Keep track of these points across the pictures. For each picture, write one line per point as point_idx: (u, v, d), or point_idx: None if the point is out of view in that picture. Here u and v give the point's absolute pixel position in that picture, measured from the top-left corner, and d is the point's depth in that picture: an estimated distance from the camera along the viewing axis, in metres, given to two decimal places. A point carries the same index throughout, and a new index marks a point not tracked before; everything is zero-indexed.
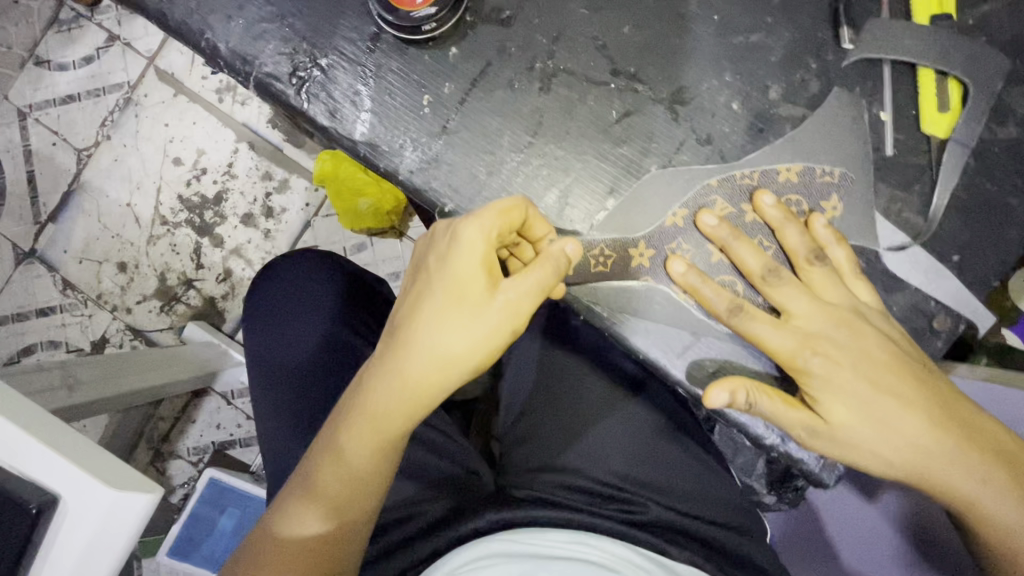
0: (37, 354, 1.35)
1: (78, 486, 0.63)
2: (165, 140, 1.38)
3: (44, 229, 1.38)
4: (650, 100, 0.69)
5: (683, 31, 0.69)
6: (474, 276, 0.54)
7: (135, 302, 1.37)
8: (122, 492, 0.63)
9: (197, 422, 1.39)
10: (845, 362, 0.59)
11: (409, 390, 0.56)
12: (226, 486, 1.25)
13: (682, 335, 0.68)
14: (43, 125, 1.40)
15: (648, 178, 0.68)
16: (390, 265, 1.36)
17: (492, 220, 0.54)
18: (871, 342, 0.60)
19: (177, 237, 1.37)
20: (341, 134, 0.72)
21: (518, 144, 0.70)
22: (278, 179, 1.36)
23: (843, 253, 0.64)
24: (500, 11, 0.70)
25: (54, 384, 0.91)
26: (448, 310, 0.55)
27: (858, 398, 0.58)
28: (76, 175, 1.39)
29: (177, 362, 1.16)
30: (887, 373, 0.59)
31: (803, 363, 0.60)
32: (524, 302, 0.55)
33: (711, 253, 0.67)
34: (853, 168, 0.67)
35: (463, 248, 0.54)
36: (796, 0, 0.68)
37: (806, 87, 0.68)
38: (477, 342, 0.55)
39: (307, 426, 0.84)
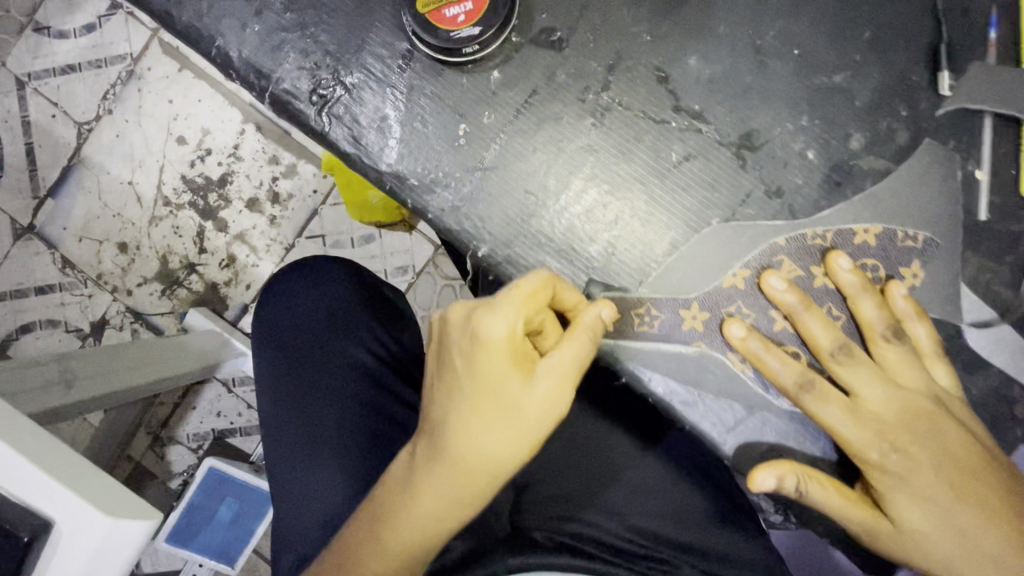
0: (36, 333, 1.21)
1: (70, 513, 0.52)
2: (168, 117, 1.23)
3: (44, 204, 1.23)
4: (716, 143, 0.61)
5: (757, 66, 0.61)
6: (506, 371, 0.49)
7: (136, 285, 1.22)
8: (122, 518, 0.52)
9: (197, 409, 1.23)
10: (926, 462, 0.54)
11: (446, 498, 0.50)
12: (227, 477, 1.11)
13: (734, 409, 0.62)
14: (43, 95, 1.23)
15: (707, 232, 0.61)
16: (398, 258, 1.22)
17: (515, 308, 0.49)
18: (955, 440, 0.55)
19: (181, 219, 1.22)
20: (367, 163, 0.65)
21: (563, 185, 0.63)
22: (285, 164, 1.21)
23: (924, 330, 0.58)
24: (550, 32, 0.62)
25: (49, 379, 0.80)
26: (483, 411, 0.49)
27: (936, 504, 0.54)
28: (76, 149, 1.23)
29: (179, 352, 1.00)
30: (968, 477, 0.54)
31: (877, 458, 0.55)
32: (564, 389, 0.50)
33: (774, 320, 0.60)
34: (941, 233, 0.60)
35: (489, 344, 0.48)
36: (888, 39, 0.60)
37: (893, 137, 0.60)
38: (518, 441, 0.49)
39: (318, 454, 0.75)
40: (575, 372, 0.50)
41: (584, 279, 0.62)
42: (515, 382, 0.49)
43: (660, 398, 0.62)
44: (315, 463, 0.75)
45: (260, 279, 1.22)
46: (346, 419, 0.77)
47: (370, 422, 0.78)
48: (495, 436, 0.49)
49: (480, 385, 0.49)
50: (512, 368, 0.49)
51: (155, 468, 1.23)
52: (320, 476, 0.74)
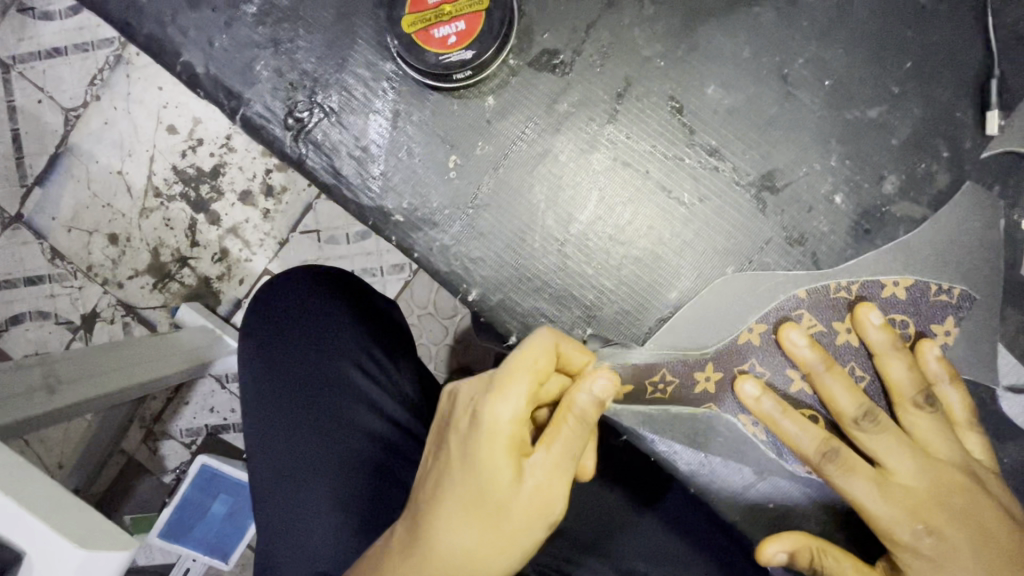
0: (26, 325, 1.14)
1: (26, 543, 0.39)
2: (159, 105, 1.14)
3: (31, 194, 1.14)
4: (733, 182, 0.55)
5: (784, 98, 0.55)
6: (500, 465, 0.42)
7: (127, 277, 1.13)
8: (92, 549, 0.39)
9: (191, 404, 1.12)
10: (962, 546, 0.47)
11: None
12: (221, 475, 1.01)
13: (743, 473, 0.57)
14: (28, 80, 1.14)
15: (720, 282, 0.55)
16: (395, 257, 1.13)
17: (518, 388, 0.42)
18: (989, 518, 0.49)
19: (171, 211, 1.13)
20: (347, 195, 0.59)
21: (564, 224, 0.57)
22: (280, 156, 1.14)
23: (958, 396, 0.52)
24: (553, 54, 0.56)
25: (32, 385, 0.71)
26: (470, 511, 0.42)
27: None
28: (64, 136, 1.14)
29: (168, 350, 0.91)
30: (1009, 567, 0.48)
31: (910, 540, 0.47)
32: (561, 484, 0.43)
33: (790, 379, 0.55)
34: (981, 288, 0.53)
35: (486, 430, 0.42)
36: (931, 70, 0.53)
37: (931, 180, 0.54)
38: (508, 546, 0.42)
39: (298, 487, 0.69)
40: (572, 464, 0.43)
41: (583, 330, 0.57)
42: (507, 476, 0.42)
43: (666, 460, 0.58)
44: (296, 496, 0.69)
45: (255, 274, 1.12)
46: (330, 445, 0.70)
47: (358, 449, 0.70)
48: (482, 541, 0.42)
49: (470, 480, 0.42)
50: (507, 460, 0.42)
51: (147, 463, 1.11)
52: (302, 509, 0.68)
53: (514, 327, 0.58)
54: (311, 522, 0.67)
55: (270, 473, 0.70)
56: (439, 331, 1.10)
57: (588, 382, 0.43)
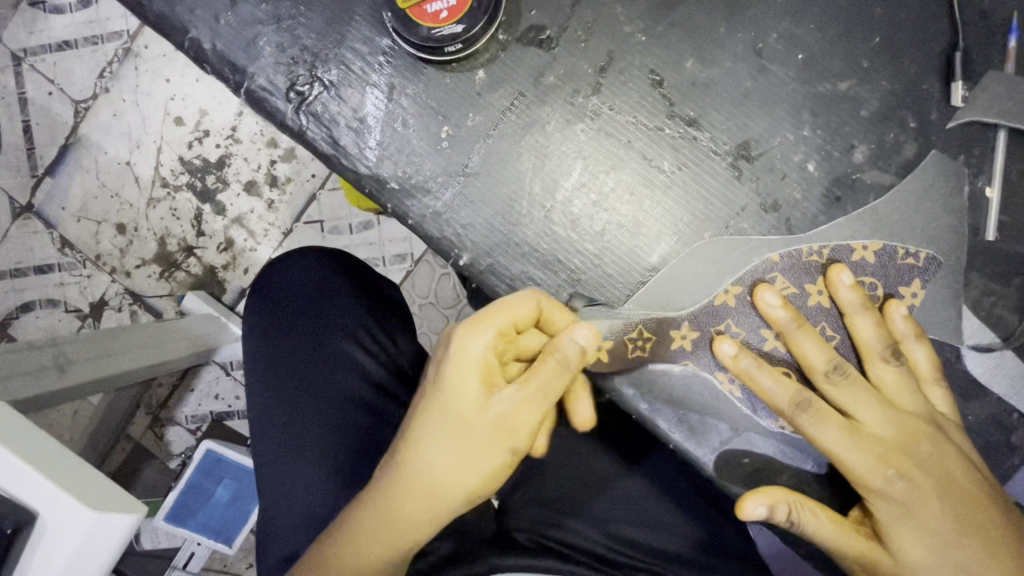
0: (36, 312, 1.18)
1: (48, 507, 0.50)
2: (166, 98, 1.17)
3: (41, 184, 1.18)
4: (711, 153, 0.58)
5: (759, 70, 0.57)
6: (470, 388, 0.49)
7: (134, 267, 1.18)
8: (104, 512, 0.51)
9: (196, 392, 1.16)
10: (930, 490, 0.51)
11: (398, 514, 0.51)
12: (225, 459, 1.05)
13: (720, 429, 0.60)
14: (39, 72, 1.18)
15: (698, 246, 0.58)
16: (397, 246, 1.17)
17: (490, 322, 0.49)
18: (957, 467, 0.52)
19: (178, 201, 1.17)
20: (347, 166, 0.62)
21: (549, 191, 0.60)
22: (283, 148, 1.16)
23: (922, 351, 0.55)
24: (539, 29, 0.59)
25: (42, 364, 0.77)
26: (445, 426, 0.50)
27: (938, 536, 0.50)
28: (73, 128, 1.18)
29: (173, 335, 0.94)
30: (971, 508, 0.51)
31: (881, 486, 0.51)
32: (524, 413, 0.49)
33: (765, 338, 0.57)
34: (945, 251, 0.56)
35: (461, 357, 0.49)
36: (900, 43, 0.56)
37: (899, 150, 0.56)
38: (473, 463, 0.49)
39: (305, 448, 0.73)
40: (539, 401, 0.49)
41: (568, 292, 0.60)
42: (477, 397, 0.49)
43: (647, 420, 0.60)
44: (302, 455, 0.73)
45: (259, 263, 1.17)
46: (334, 412, 0.75)
47: (358, 417, 0.76)
48: (450, 453, 0.49)
49: (443, 398, 0.50)
50: (473, 383, 0.49)
51: (153, 449, 1.15)
52: (306, 470, 0.72)
53: (503, 291, 0.61)
54: (319, 480, 0.72)
55: (277, 433, 0.74)
56: (440, 322, 1.17)
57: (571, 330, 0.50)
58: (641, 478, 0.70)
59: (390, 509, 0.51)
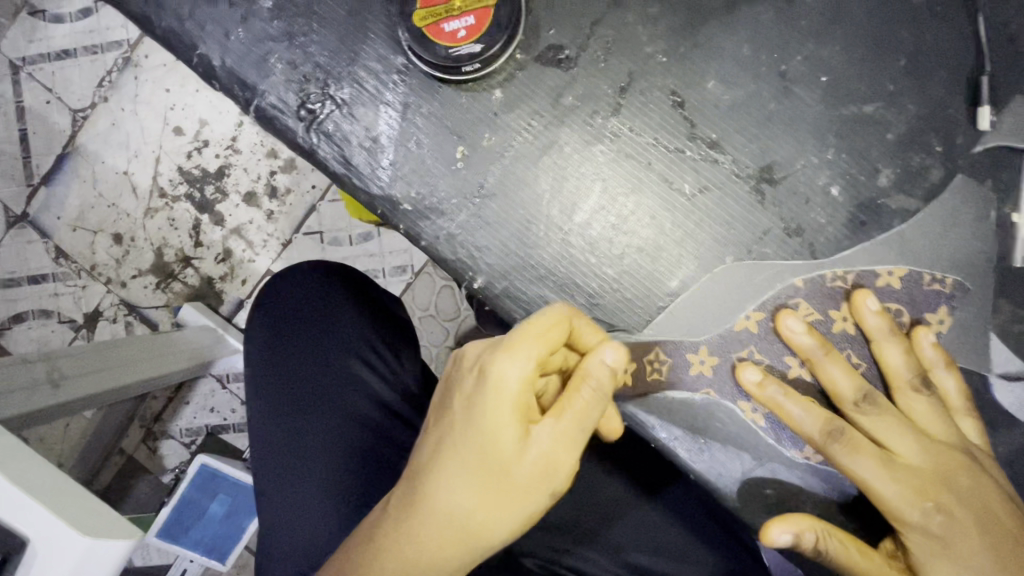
0: (29, 323, 1.15)
1: (35, 532, 0.45)
2: (165, 108, 1.16)
3: (37, 194, 1.16)
4: (733, 175, 0.57)
5: (782, 93, 0.56)
6: (507, 424, 0.46)
7: (130, 277, 1.15)
8: (96, 539, 0.46)
9: (191, 404, 1.14)
10: (968, 524, 0.49)
11: (428, 560, 0.48)
12: (220, 476, 1.02)
13: (743, 458, 0.58)
14: (37, 81, 1.16)
15: (720, 271, 0.57)
16: (398, 258, 1.15)
17: (528, 353, 0.46)
18: (994, 500, 0.50)
19: (176, 212, 1.15)
20: (358, 185, 0.60)
21: (567, 214, 0.58)
22: (284, 158, 1.14)
23: (953, 380, 0.53)
24: (559, 49, 0.58)
25: (36, 379, 0.73)
26: (477, 465, 0.47)
27: (977, 573, 0.48)
28: (71, 137, 1.16)
29: (169, 349, 0.93)
30: (1011, 544, 0.49)
31: (918, 520, 0.49)
32: (567, 451, 0.47)
33: (790, 365, 0.56)
34: (973, 277, 0.55)
35: (499, 389, 0.46)
36: (926, 66, 0.55)
37: (925, 174, 0.55)
38: (509, 506, 0.47)
39: (310, 473, 0.71)
40: (579, 437, 0.47)
41: (585, 317, 0.59)
42: (514, 435, 0.46)
43: (667, 448, 0.58)
44: (307, 480, 0.70)
45: (258, 275, 1.15)
46: (338, 435, 0.73)
47: (362, 438, 0.73)
48: (485, 496, 0.47)
49: (480, 433, 0.47)
50: (514, 420, 0.46)
51: (146, 463, 1.12)
52: (308, 496, 0.70)
53: (518, 314, 0.59)
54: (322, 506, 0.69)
55: (283, 456, 0.72)
56: (440, 335, 1.14)
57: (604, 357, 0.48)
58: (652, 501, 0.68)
59: (421, 557, 0.48)
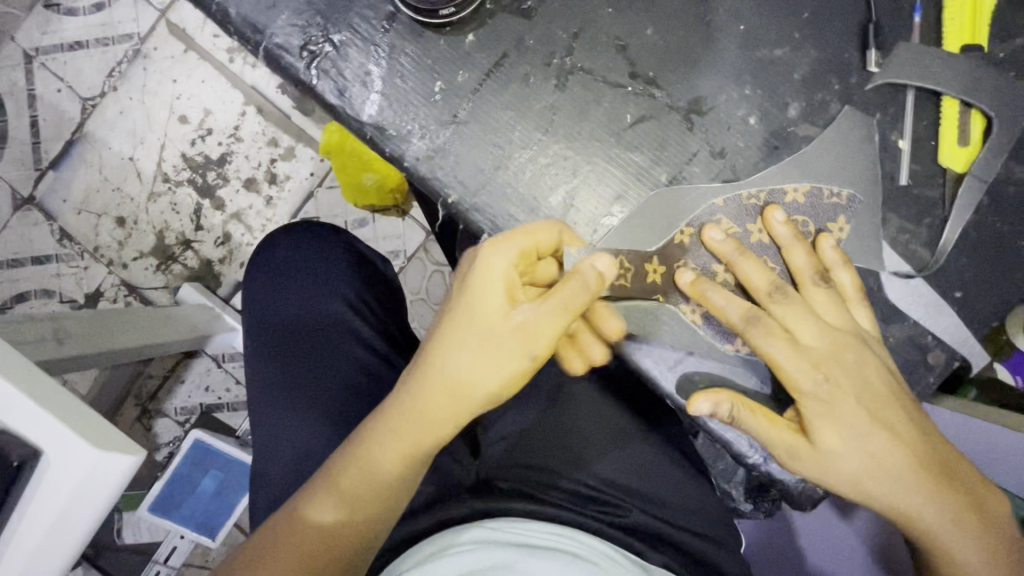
0: (30, 302, 1.29)
1: (58, 444, 0.60)
2: (171, 97, 1.31)
3: (44, 176, 1.31)
4: (667, 107, 0.67)
5: (707, 39, 0.67)
6: (497, 297, 0.57)
7: (132, 259, 1.30)
8: (104, 449, 0.60)
9: (186, 382, 1.31)
10: (850, 390, 0.59)
11: (428, 411, 0.57)
12: (211, 448, 1.18)
13: (674, 352, 0.68)
14: (49, 70, 1.31)
15: (655, 193, 0.67)
16: (390, 243, 1.31)
17: (514, 244, 0.57)
18: (875, 376, 0.60)
19: (178, 197, 1.30)
20: (349, 114, 0.70)
21: (527, 140, 0.69)
22: (283, 147, 1.30)
23: (849, 278, 0.63)
24: (521, 1, 0.68)
25: (43, 335, 0.84)
26: (470, 332, 0.57)
27: (856, 430, 0.58)
28: (80, 124, 1.31)
29: (168, 324, 1.05)
30: (885, 406, 0.59)
31: (811, 388, 0.58)
32: (552, 325, 0.56)
33: (717, 272, 0.66)
34: (864, 191, 0.66)
35: (489, 272, 0.57)
36: (826, 16, 0.66)
37: (825, 107, 0.66)
38: (496, 368, 0.56)
39: (306, 395, 0.86)
40: (561, 315, 0.56)
41: None
42: (503, 307, 0.56)
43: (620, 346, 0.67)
44: (300, 404, 0.86)
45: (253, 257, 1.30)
46: (332, 367, 0.88)
47: (354, 372, 0.89)
48: (478, 363, 0.56)
49: (474, 309, 0.57)
50: (503, 296, 0.57)
51: (140, 440, 1.28)
52: (302, 418, 0.85)
53: (485, 228, 0.69)
54: (317, 429, 0.84)
55: (280, 381, 0.87)
56: (430, 316, 1.29)
57: (590, 259, 0.60)
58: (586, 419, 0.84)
59: (422, 415, 0.57)
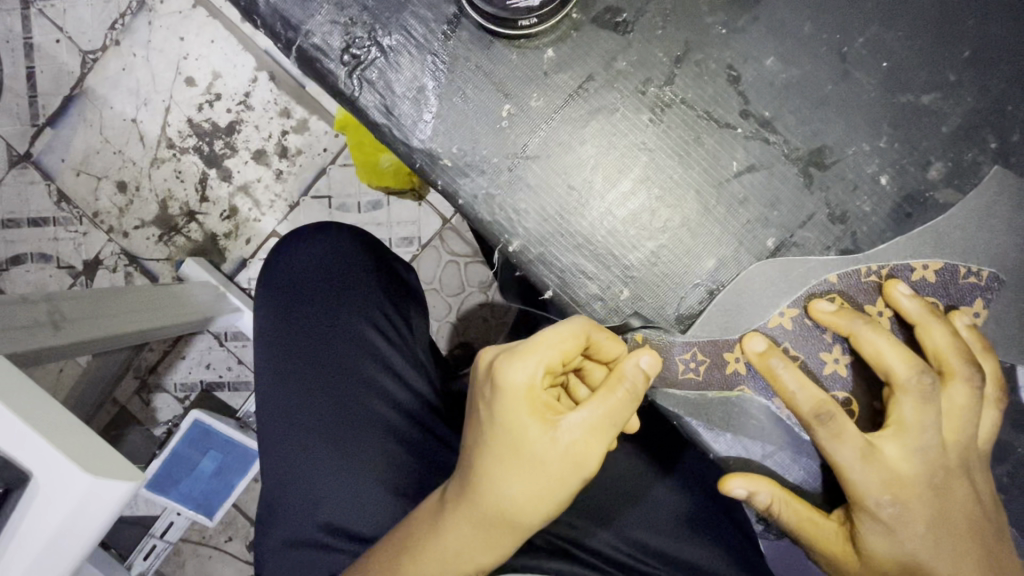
0: (26, 266, 1.19)
1: (44, 470, 0.51)
2: (178, 56, 1.17)
3: (42, 133, 1.19)
4: (783, 156, 0.56)
5: (840, 76, 0.55)
6: (528, 420, 0.49)
7: (133, 227, 1.19)
8: (98, 476, 0.51)
9: (187, 359, 1.22)
10: (920, 516, 0.50)
11: (468, 546, 0.51)
12: (211, 430, 1.08)
13: (762, 444, 0.58)
14: (47, 18, 1.18)
15: (751, 270, 0.56)
16: (405, 229, 1.19)
17: (537, 358, 0.48)
18: (957, 504, 0.51)
19: (183, 164, 1.18)
20: (398, 136, 0.59)
21: (611, 182, 0.57)
22: (297, 119, 1.17)
23: (988, 364, 0.53)
24: (616, 12, 0.56)
25: (37, 320, 0.74)
26: (507, 466, 0.50)
27: (915, 555, 0.51)
28: (79, 79, 1.18)
29: (172, 303, 0.95)
30: (960, 536, 0.51)
31: (875, 509, 0.50)
32: (597, 439, 0.49)
33: (825, 362, 0.55)
34: (1008, 271, 0.55)
35: (510, 393, 0.49)
36: (988, 58, 0.54)
37: (976, 170, 0.55)
38: (545, 497, 0.50)
39: (316, 435, 0.77)
40: (607, 428, 0.49)
41: (619, 289, 0.58)
42: (539, 430, 0.49)
43: (698, 437, 0.58)
44: (311, 447, 0.76)
45: (262, 234, 1.18)
46: (351, 405, 0.79)
47: (381, 408, 0.79)
48: (521, 493, 0.50)
49: (504, 434, 0.50)
50: (534, 418, 0.49)
51: (138, 415, 1.21)
52: (316, 460, 0.76)
53: (551, 282, 0.58)
54: (338, 473, 0.75)
55: (287, 421, 0.78)
56: (442, 308, 1.18)
57: (633, 357, 0.50)
58: (637, 462, 0.73)
59: (462, 548, 0.51)
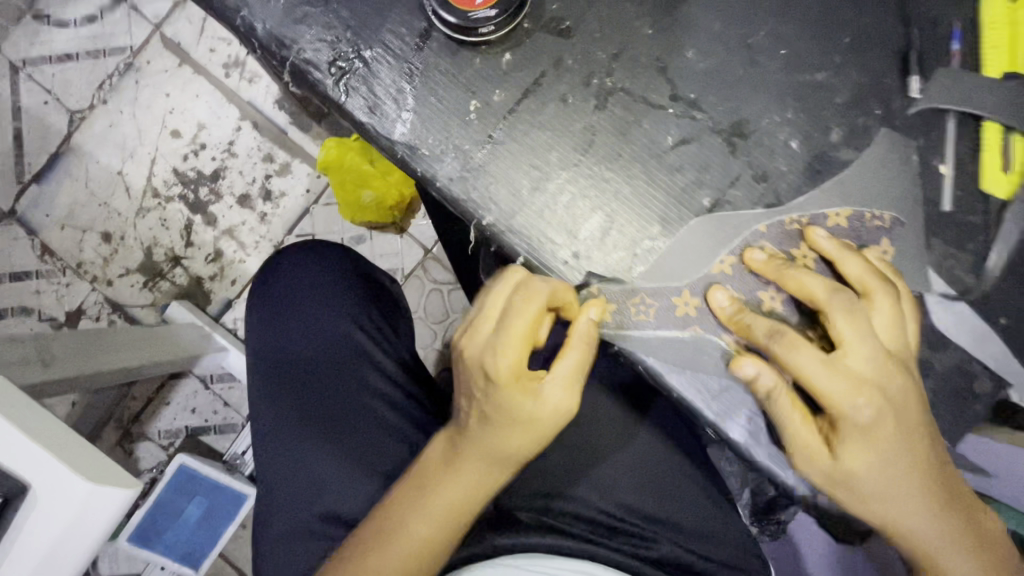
0: (8, 321, 1.23)
1: (43, 481, 0.55)
2: (164, 111, 1.27)
3: (27, 190, 1.26)
4: (709, 129, 0.66)
5: (749, 62, 0.66)
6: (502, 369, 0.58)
7: (117, 276, 1.24)
8: (97, 485, 0.56)
9: (171, 405, 1.24)
10: (888, 415, 0.57)
11: (462, 485, 0.61)
12: (198, 475, 1.08)
13: (718, 377, 0.64)
14: (36, 82, 1.27)
15: (690, 226, 0.65)
16: (388, 261, 1.26)
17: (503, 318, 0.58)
18: (913, 403, 0.58)
19: (168, 212, 1.25)
20: (377, 134, 0.68)
21: (566, 161, 0.67)
22: (279, 162, 1.26)
23: (902, 286, 0.62)
24: (559, 20, 0.67)
25: (29, 357, 0.81)
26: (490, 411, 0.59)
27: (883, 451, 0.57)
28: (65, 137, 1.27)
29: (157, 343, 0.99)
30: (916, 430, 0.58)
31: (851, 413, 0.56)
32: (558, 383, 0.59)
33: (763, 300, 0.64)
34: (905, 214, 0.65)
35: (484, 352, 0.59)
36: (865, 43, 0.66)
37: (868, 131, 0.65)
38: (522, 433, 0.59)
39: (315, 423, 0.81)
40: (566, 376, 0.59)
41: (581, 250, 0.66)
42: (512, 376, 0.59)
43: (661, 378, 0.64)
44: (310, 434, 0.81)
45: (247, 274, 1.25)
46: (347, 392, 0.84)
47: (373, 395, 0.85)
48: (503, 434, 0.59)
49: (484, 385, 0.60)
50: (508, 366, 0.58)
51: (122, 464, 1.22)
52: (317, 444, 0.80)
53: (520, 250, 0.66)
54: (336, 460, 0.79)
55: (290, 412, 0.82)
56: (427, 333, 1.25)
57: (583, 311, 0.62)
58: (610, 436, 0.79)
59: (457, 488, 0.61)
